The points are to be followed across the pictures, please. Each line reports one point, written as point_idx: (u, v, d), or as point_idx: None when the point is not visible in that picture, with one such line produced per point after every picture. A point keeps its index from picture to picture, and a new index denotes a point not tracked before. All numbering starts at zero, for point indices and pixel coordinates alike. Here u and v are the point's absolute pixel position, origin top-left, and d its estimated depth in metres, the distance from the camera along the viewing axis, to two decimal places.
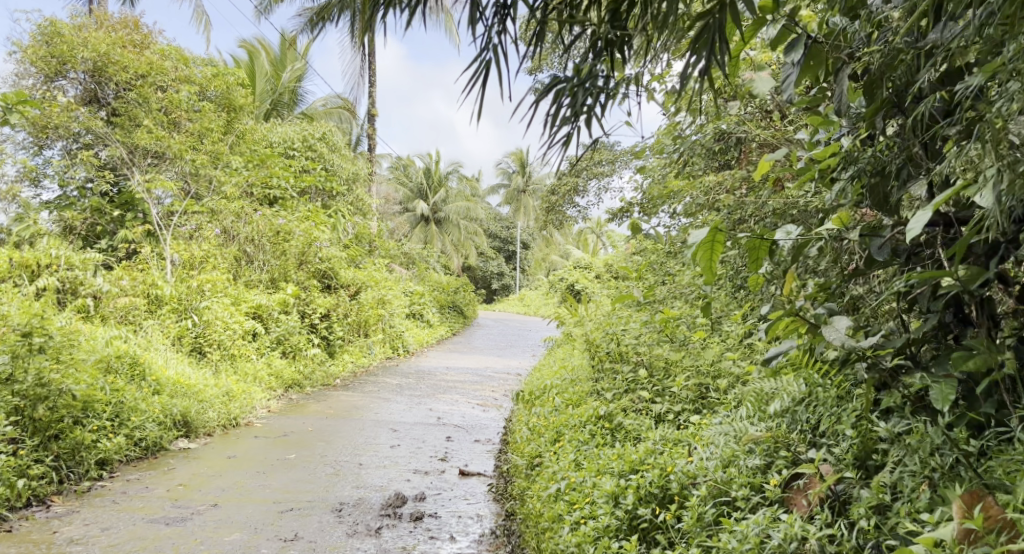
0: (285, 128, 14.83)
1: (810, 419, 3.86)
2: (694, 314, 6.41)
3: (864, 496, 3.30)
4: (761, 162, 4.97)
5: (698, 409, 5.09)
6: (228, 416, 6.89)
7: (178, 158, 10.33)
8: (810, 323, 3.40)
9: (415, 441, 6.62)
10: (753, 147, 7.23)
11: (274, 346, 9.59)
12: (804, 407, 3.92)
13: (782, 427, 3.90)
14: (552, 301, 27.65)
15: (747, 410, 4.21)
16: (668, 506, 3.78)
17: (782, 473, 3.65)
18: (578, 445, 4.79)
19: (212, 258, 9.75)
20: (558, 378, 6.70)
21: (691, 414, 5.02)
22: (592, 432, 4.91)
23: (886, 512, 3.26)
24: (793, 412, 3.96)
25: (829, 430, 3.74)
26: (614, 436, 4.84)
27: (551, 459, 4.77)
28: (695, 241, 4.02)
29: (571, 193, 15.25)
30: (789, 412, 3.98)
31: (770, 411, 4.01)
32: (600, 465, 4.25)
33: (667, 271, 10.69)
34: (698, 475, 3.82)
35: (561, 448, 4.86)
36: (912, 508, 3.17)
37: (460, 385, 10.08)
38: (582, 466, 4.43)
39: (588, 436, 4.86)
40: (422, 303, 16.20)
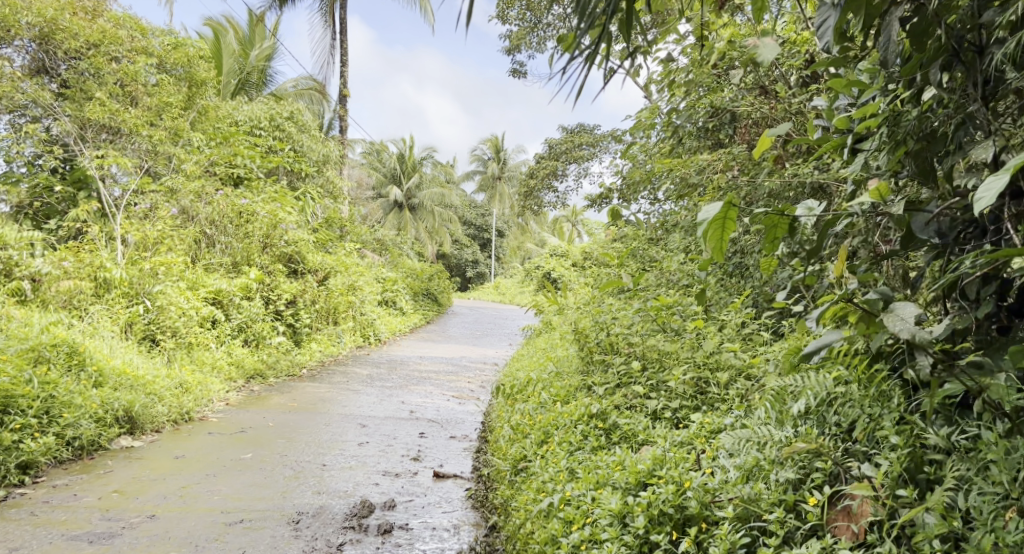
0: (252, 106, 14.13)
1: (841, 422, 3.42)
2: (688, 301, 5.95)
3: (931, 523, 2.89)
4: (762, 138, 4.52)
5: (698, 406, 4.64)
6: (180, 410, 6.32)
7: (135, 134, 9.73)
8: (865, 311, 2.96)
9: (386, 438, 6.08)
10: (748, 124, 6.77)
11: (235, 334, 9.00)
12: (831, 407, 3.49)
13: (807, 431, 3.46)
14: (527, 289, 27.12)
15: (763, 411, 3.77)
16: (687, 530, 3.30)
17: (822, 490, 3.22)
18: (569, 448, 4.30)
19: (168, 239, 9.14)
20: (541, 370, 6.20)
21: (693, 412, 4.55)
22: (585, 433, 4.42)
23: (960, 544, 2.85)
24: (819, 414, 3.52)
25: (865, 436, 3.30)
26: (610, 437, 4.36)
27: (538, 464, 4.28)
28: (706, 217, 3.50)
29: (549, 176, 14.73)
30: (815, 413, 3.54)
31: (792, 413, 3.57)
32: (599, 474, 3.77)
33: (650, 257, 10.23)
34: (717, 490, 3.36)
35: (550, 451, 4.37)
36: (998, 539, 2.76)
37: (433, 375, 9.56)
38: (576, 476, 3.94)
39: (580, 438, 4.37)
40: (395, 290, 15.62)
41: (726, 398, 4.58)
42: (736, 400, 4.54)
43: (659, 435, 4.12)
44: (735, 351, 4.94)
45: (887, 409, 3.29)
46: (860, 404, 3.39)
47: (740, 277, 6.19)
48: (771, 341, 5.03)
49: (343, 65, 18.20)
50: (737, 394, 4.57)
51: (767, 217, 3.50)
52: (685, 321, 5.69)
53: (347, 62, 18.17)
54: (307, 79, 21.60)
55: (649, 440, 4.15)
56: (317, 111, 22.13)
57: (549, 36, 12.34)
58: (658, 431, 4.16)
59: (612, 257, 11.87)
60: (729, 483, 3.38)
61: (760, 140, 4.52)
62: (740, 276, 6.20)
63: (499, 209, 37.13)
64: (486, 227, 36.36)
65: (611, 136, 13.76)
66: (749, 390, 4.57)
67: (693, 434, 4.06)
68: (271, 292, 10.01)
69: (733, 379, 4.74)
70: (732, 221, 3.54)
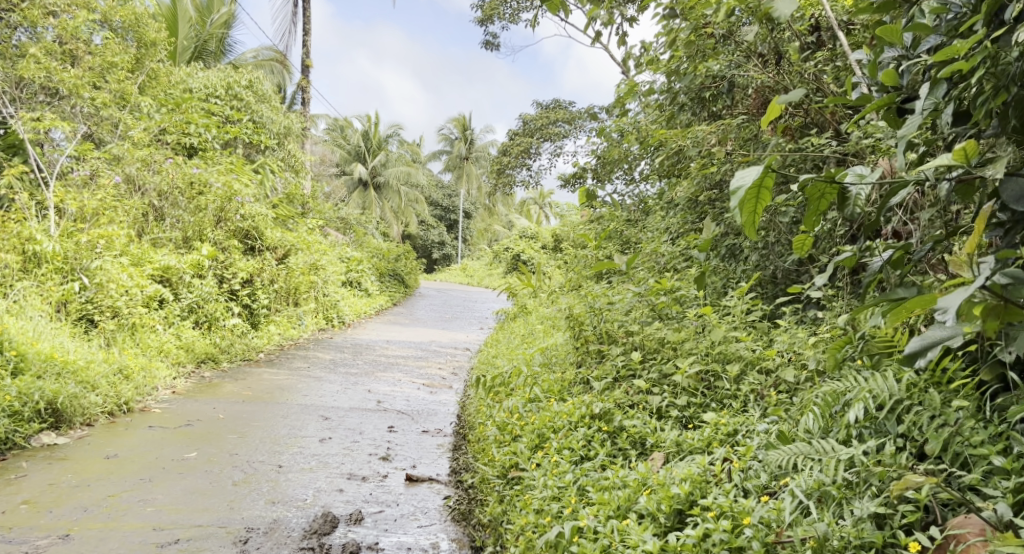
0: (207, 73, 13.25)
1: (913, 437, 3.11)
2: (689, 283, 5.40)
3: None
4: (772, 108, 3.99)
5: (707, 404, 4.09)
6: (116, 400, 5.65)
7: (75, 96, 9.07)
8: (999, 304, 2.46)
9: (350, 433, 5.45)
10: (749, 93, 6.22)
11: (185, 315, 8.26)
12: (894, 415, 3.19)
13: (874, 450, 3.11)
14: (495, 273, 26.47)
15: (813, 419, 3.43)
16: None
17: (908, 523, 2.85)
18: (573, 461, 3.78)
19: (109, 210, 8.38)
20: (526, 361, 5.61)
21: (707, 412, 4.00)
22: (588, 439, 3.92)
23: None
24: (877, 424, 3.22)
25: (948, 455, 2.98)
26: (615, 442, 3.90)
27: (534, 477, 3.73)
28: (742, 184, 2.88)
29: (523, 155, 14.07)
30: (871, 421, 3.23)
31: (847, 421, 3.25)
32: (619, 499, 3.33)
33: (631, 239, 9.67)
34: (783, 526, 2.97)
35: (549, 459, 3.83)
36: None
37: (401, 361, 8.93)
38: (587, 496, 3.46)
39: (583, 445, 3.87)
40: (360, 271, 14.92)
41: (738, 395, 4.04)
42: (755, 400, 4.00)
43: (678, 440, 3.72)
44: (748, 342, 4.41)
45: (969, 423, 3.00)
46: (931, 411, 3.10)
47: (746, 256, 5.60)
48: (790, 330, 4.48)
49: (305, 34, 17.32)
50: (753, 390, 4.04)
51: (811, 186, 2.90)
52: (687, 308, 5.13)
53: (311, 31, 17.29)
54: (268, 50, 20.69)
55: (662, 446, 3.74)
56: (279, 83, 21.21)
57: (525, 5, 11.71)
58: (676, 436, 3.74)
59: (588, 239, 11.29)
60: (789, 515, 3.00)
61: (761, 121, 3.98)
62: (746, 258, 5.64)
63: (466, 189, 36.38)
64: (453, 208, 35.57)
65: (587, 113, 13.14)
66: (769, 386, 4.04)
67: (710, 437, 3.70)
68: (226, 270, 9.26)
69: (745, 373, 4.21)
70: (768, 190, 2.95)
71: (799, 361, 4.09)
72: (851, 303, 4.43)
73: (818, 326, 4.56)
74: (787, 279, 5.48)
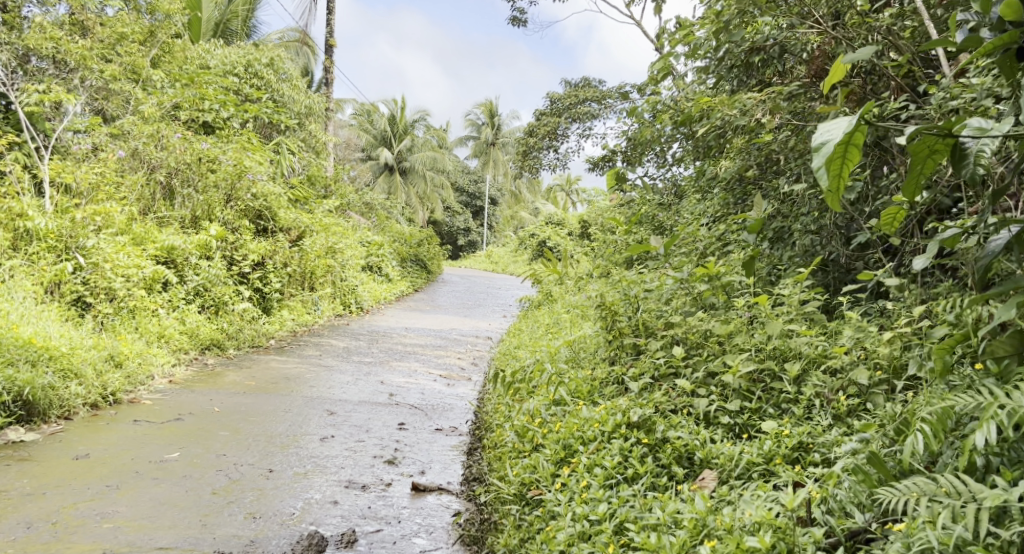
0: (226, 50, 12.77)
1: None
2: (736, 269, 4.78)
3: None
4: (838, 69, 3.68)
5: (764, 411, 3.51)
6: (100, 390, 5.18)
7: (83, 68, 8.68)
8: None
9: (355, 430, 4.90)
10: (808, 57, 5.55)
11: (191, 299, 7.75)
12: None
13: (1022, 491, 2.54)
14: (521, 259, 25.82)
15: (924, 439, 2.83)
16: None
17: None
18: (606, 482, 3.23)
19: (110, 187, 7.95)
20: (551, 355, 5.01)
21: (766, 421, 3.43)
22: (624, 454, 3.36)
23: None
24: (1014, 451, 2.70)
25: None
26: (657, 457, 3.35)
27: (558, 502, 3.18)
28: (827, 137, 2.27)
29: (550, 136, 13.43)
30: (1006, 448, 2.72)
31: (970, 445, 2.67)
32: (670, 546, 2.75)
33: (664, 223, 9.03)
34: None
35: (577, 480, 3.28)
36: None
37: (418, 350, 8.38)
38: (624, 531, 2.92)
39: (619, 462, 3.31)
40: (381, 255, 14.35)
41: (800, 400, 3.46)
42: (822, 406, 3.42)
43: (734, 456, 3.19)
44: (812, 337, 3.81)
45: None
46: None
47: (800, 239, 4.96)
48: (858, 322, 3.85)
49: (328, 13, 16.77)
50: (816, 394, 3.47)
51: (919, 142, 2.32)
52: (735, 298, 4.51)
53: (333, 10, 16.77)
54: (292, 32, 20.29)
55: (714, 462, 3.23)
56: (304, 65, 20.74)
57: None
58: (732, 450, 3.21)
59: (617, 224, 10.65)
60: None
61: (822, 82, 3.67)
62: (799, 240, 4.99)
63: (492, 175, 35.75)
64: (479, 194, 34.92)
65: (618, 92, 12.48)
66: (837, 389, 3.45)
67: (774, 451, 3.17)
68: (235, 251, 8.73)
69: (806, 373, 3.62)
70: (858, 149, 2.35)
71: (873, 361, 3.50)
72: (929, 292, 3.80)
73: (889, 319, 3.93)
74: (846, 264, 4.84)
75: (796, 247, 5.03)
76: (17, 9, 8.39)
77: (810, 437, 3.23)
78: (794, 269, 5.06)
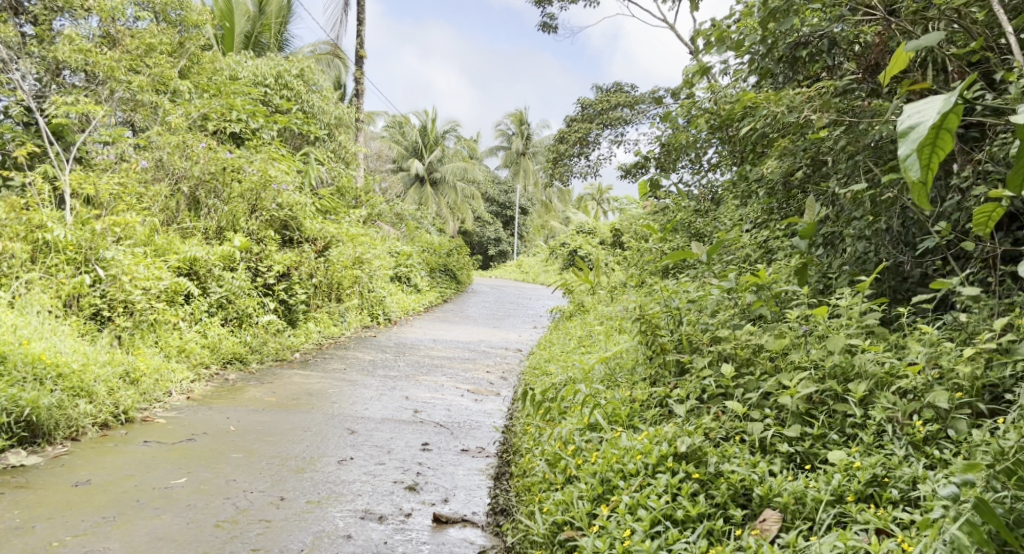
0: (255, 60, 12.60)
1: None
2: (788, 278, 4.40)
3: None
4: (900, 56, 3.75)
5: (829, 439, 3.20)
6: (111, 408, 4.91)
7: (112, 79, 8.56)
8: None
9: (376, 452, 4.59)
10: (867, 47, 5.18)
11: (214, 312, 7.49)
12: None
13: None
14: (552, 269, 25.45)
15: None
16: None
17: None
18: (652, 529, 2.93)
19: (131, 198, 7.75)
20: (585, 372, 4.66)
21: (832, 450, 3.13)
22: (671, 492, 3.07)
23: None
24: None
25: None
26: (710, 495, 3.06)
27: (596, 549, 2.89)
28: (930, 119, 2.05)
29: (582, 143, 13.07)
30: None
31: None
32: None
33: (701, 230, 8.64)
34: None
35: (617, 523, 2.99)
36: None
37: (446, 363, 8.07)
38: None
39: (666, 501, 3.02)
40: (410, 265, 14.07)
41: (869, 426, 3.17)
42: (895, 433, 3.14)
43: (800, 493, 2.93)
44: (879, 353, 3.48)
45: None
46: None
47: (855, 244, 4.59)
48: (930, 337, 3.50)
49: (358, 24, 16.59)
50: (886, 418, 3.19)
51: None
52: (788, 309, 4.14)
53: (364, 21, 16.60)
54: (324, 45, 20.22)
55: (775, 500, 2.96)
56: (336, 77, 20.65)
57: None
58: (796, 486, 2.96)
59: (650, 233, 10.27)
60: None
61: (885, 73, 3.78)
62: (853, 246, 4.61)
63: (522, 185, 35.45)
64: (510, 203, 34.66)
65: (651, 97, 12.10)
66: (910, 413, 3.17)
67: (845, 487, 2.93)
68: (260, 263, 8.43)
69: (872, 395, 3.30)
70: (951, 133, 2.14)
71: (951, 381, 3.21)
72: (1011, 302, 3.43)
73: (963, 332, 3.56)
74: (908, 271, 4.46)
75: (850, 253, 4.64)
76: (48, 22, 8.31)
77: (884, 469, 2.98)
78: (848, 276, 4.68)
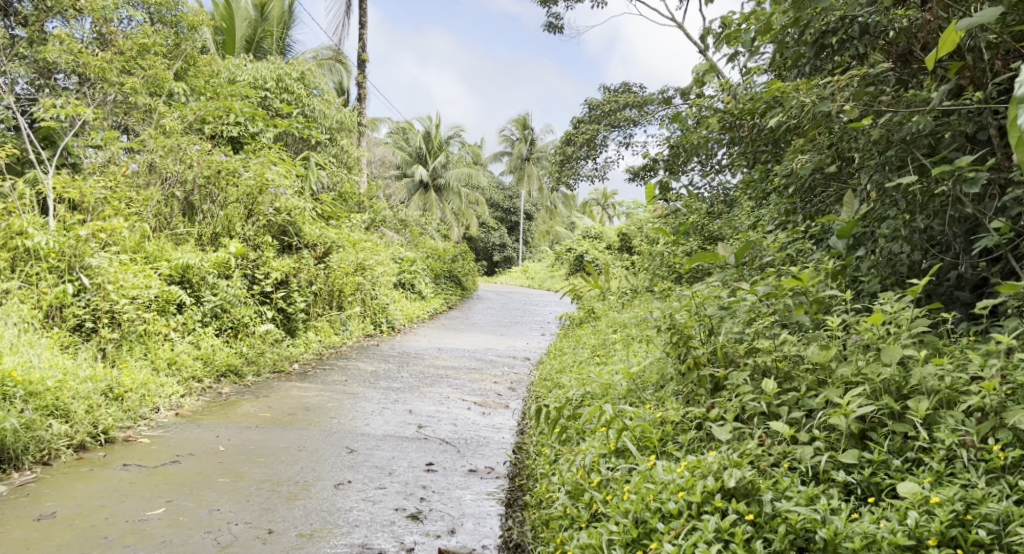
0: (255, 63, 12.20)
1: None
2: (827, 280, 4.01)
3: None
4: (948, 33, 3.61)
5: (896, 470, 2.93)
6: (89, 428, 4.52)
7: (104, 81, 8.20)
8: None
9: (376, 474, 4.21)
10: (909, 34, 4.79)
11: (207, 321, 7.08)
12: None
13: None
14: (558, 275, 25.06)
15: None
16: None
17: None
18: None
19: (120, 203, 7.36)
20: (606, 387, 4.31)
21: (900, 483, 2.86)
22: (721, 539, 2.79)
23: None
24: None
25: None
26: (767, 541, 2.77)
27: None
28: None
29: (589, 145, 12.68)
30: None
31: None
32: None
33: (716, 233, 8.23)
34: None
35: None
36: None
37: (452, 373, 7.68)
38: None
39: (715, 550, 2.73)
40: (413, 271, 13.68)
41: (938, 452, 2.90)
42: (968, 460, 2.87)
43: (872, 538, 2.64)
44: (941, 366, 3.20)
45: None
46: None
47: (889, 245, 4.36)
48: (1000, 350, 3.19)
49: (360, 27, 16.22)
50: (955, 441, 2.91)
51: None
52: (831, 316, 3.78)
53: (365, 24, 16.23)
54: (327, 49, 19.89)
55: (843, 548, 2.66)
56: (339, 82, 20.28)
57: None
58: (867, 529, 2.67)
59: (662, 236, 9.86)
60: None
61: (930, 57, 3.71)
62: (886, 247, 4.38)
63: (527, 190, 35.05)
64: (515, 209, 34.25)
65: (661, 97, 11.70)
66: (984, 435, 2.90)
67: (924, 529, 2.64)
68: (256, 270, 7.94)
69: (939, 416, 3.02)
70: None
71: None
72: None
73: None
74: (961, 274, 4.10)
75: (881, 255, 4.42)
76: (37, 22, 7.95)
77: (967, 505, 2.71)
78: (879, 281, 4.44)
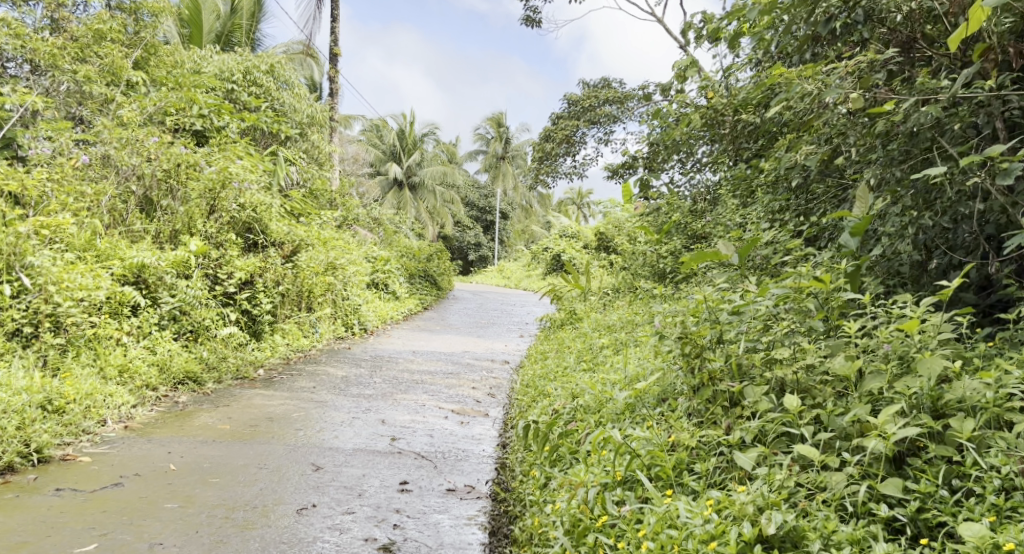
0: (222, 54, 11.63)
1: None
2: (842, 281, 3.67)
3: None
4: (974, 9, 3.30)
5: (946, 501, 2.72)
6: (20, 447, 4.08)
7: (55, 67, 7.65)
8: None
9: (345, 495, 3.78)
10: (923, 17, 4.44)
11: (165, 325, 6.59)
12: None
13: None
14: (534, 275, 24.61)
15: None
16: None
17: None
18: None
19: (69, 199, 6.84)
20: (604, 401, 4.00)
21: (960, 522, 2.64)
22: None
23: None
24: None
25: None
26: None
27: None
28: None
29: (568, 141, 12.27)
30: None
31: None
32: None
33: (703, 231, 7.87)
34: None
35: None
36: None
37: (428, 378, 7.26)
38: None
39: None
40: (387, 271, 13.23)
41: (994, 482, 2.70)
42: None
43: None
44: (983, 380, 2.98)
45: None
46: None
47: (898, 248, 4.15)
48: None
49: (331, 20, 15.71)
50: (1010, 468, 2.72)
51: None
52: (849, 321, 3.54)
53: (337, 16, 15.71)
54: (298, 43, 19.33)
55: None
56: (309, 77, 19.70)
57: None
58: None
59: (644, 236, 9.49)
60: None
61: (950, 38, 3.43)
62: (892, 246, 4.15)
63: (503, 189, 34.60)
64: (490, 208, 33.80)
65: (641, 91, 11.31)
66: None
67: None
68: (219, 269, 7.43)
69: (989, 438, 2.82)
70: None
71: None
72: None
73: None
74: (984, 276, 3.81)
75: (889, 255, 4.21)
76: None
77: None
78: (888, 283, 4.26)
